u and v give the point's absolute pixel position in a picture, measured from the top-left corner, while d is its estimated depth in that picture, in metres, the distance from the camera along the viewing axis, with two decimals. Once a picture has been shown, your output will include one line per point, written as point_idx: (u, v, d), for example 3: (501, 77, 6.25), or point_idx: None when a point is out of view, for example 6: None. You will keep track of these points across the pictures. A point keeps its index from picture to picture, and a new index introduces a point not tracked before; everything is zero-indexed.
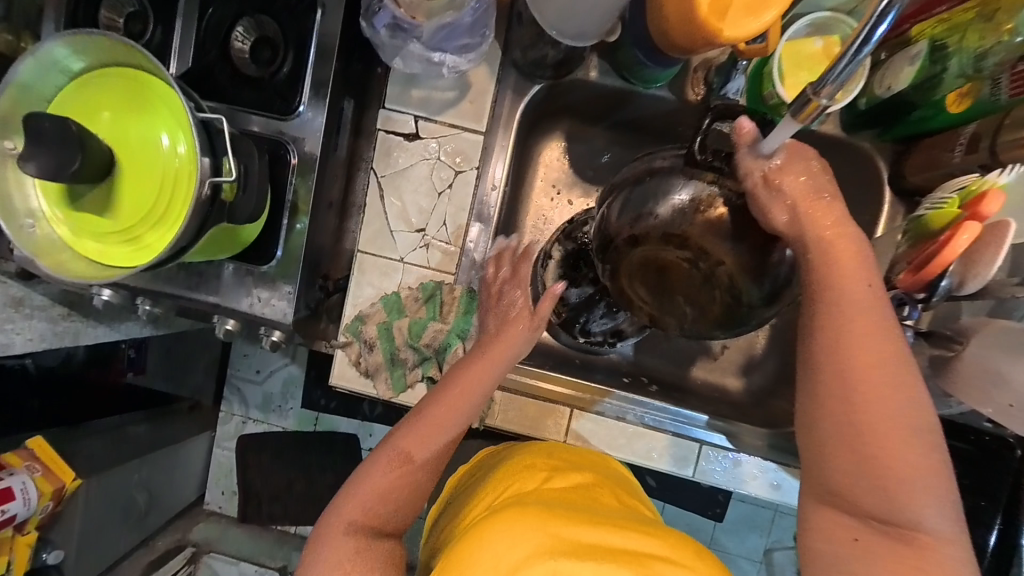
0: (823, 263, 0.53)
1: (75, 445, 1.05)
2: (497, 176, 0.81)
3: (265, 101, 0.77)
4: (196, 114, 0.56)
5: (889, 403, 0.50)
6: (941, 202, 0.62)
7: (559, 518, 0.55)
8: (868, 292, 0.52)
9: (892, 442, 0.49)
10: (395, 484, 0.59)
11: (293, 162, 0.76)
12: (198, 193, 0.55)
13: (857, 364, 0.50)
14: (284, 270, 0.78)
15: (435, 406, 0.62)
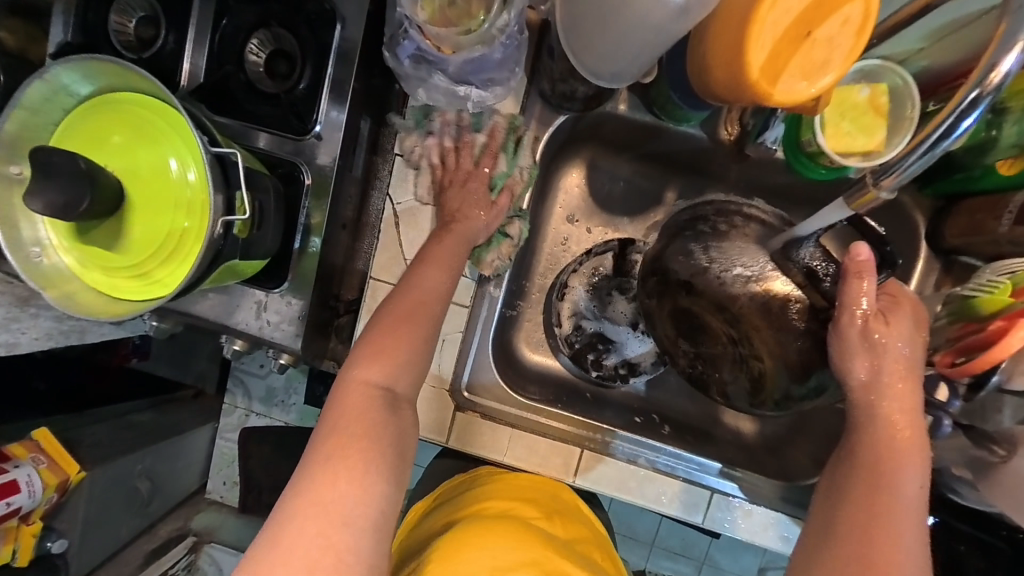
0: (874, 439, 0.54)
1: (81, 433, 1.07)
2: (525, 192, 0.79)
3: (280, 119, 0.74)
4: (208, 148, 0.54)
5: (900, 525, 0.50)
6: (992, 284, 0.58)
7: (556, 554, 0.61)
8: (916, 484, 0.52)
9: None
10: (354, 408, 0.55)
11: (307, 183, 0.74)
12: (211, 233, 0.53)
13: (874, 536, 0.51)
14: (295, 294, 0.76)
15: (383, 333, 0.59)
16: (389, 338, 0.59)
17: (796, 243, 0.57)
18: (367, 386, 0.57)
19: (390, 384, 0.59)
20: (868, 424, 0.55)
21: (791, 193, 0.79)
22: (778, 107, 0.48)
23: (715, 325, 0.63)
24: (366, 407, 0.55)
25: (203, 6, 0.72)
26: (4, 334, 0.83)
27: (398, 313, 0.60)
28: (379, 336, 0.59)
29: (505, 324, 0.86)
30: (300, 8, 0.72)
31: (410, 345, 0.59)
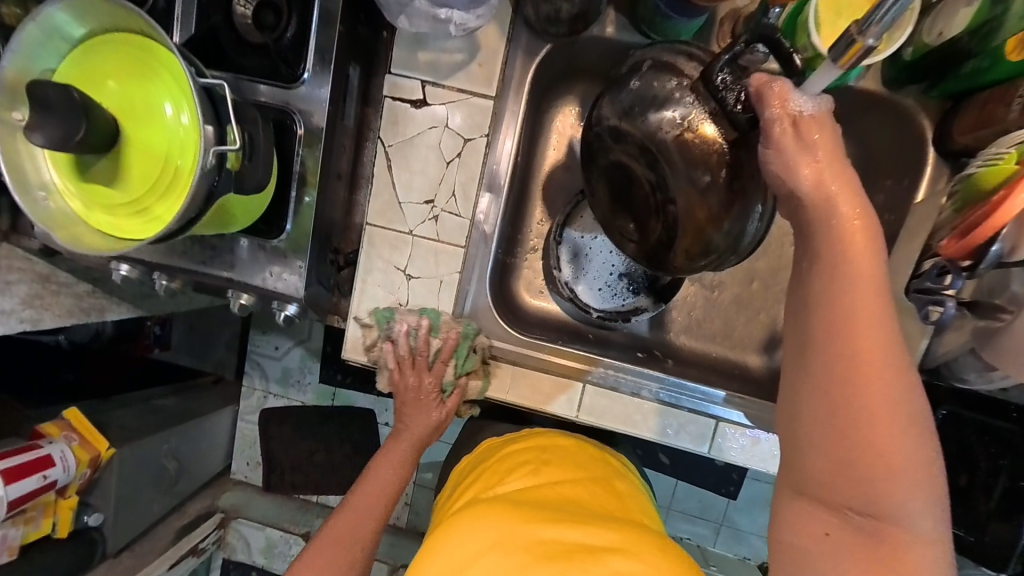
0: (834, 246, 0.48)
1: (111, 416, 1.13)
2: (508, 149, 0.78)
3: (270, 68, 0.75)
4: (197, 79, 0.54)
5: (885, 404, 0.45)
6: (998, 157, 0.56)
7: (524, 517, 0.61)
8: (882, 291, 0.46)
9: (887, 438, 0.45)
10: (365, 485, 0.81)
11: (299, 133, 0.74)
12: (203, 162, 0.54)
13: (859, 350, 0.46)
14: (296, 245, 0.77)
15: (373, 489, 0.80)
16: (371, 490, 0.80)
17: (716, 70, 0.53)
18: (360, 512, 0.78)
19: (378, 496, 0.80)
20: (813, 324, 0.48)
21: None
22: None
23: (641, 174, 0.64)
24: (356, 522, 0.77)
25: None
26: (29, 310, 0.84)
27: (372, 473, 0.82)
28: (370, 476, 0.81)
29: (500, 274, 0.85)
30: None
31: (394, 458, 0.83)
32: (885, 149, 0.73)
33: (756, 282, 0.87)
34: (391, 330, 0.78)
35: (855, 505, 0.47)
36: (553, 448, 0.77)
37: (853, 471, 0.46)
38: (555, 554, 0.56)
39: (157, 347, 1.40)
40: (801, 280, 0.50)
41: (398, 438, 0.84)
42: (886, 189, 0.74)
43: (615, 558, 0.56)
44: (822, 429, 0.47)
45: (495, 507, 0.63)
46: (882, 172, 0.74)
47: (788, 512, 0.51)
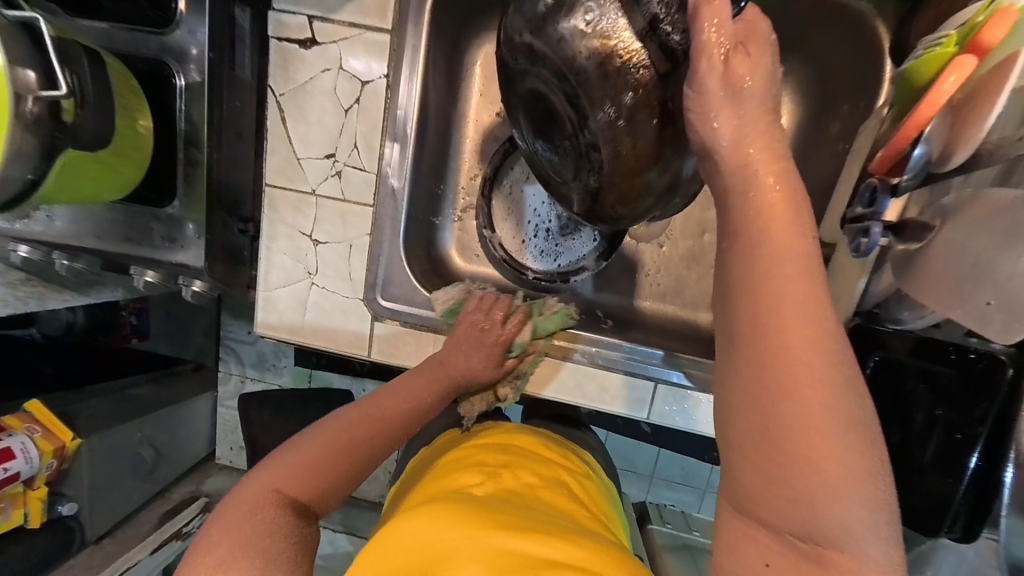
0: (744, 209, 0.38)
1: (80, 406, 0.98)
2: (408, 93, 0.67)
3: (139, 14, 0.66)
4: (2, 11, 0.46)
5: (823, 403, 0.33)
6: (938, 42, 0.48)
7: (490, 519, 0.47)
8: (808, 256, 0.36)
9: (823, 443, 0.33)
10: (250, 503, 0.47)
11: (180, 85, 0.67)
12: (17, 112, 0.46)
13: (782, 329, 0.34)
14: (191, 211, 0.71)
15: (321, 434, 0.54)
16: (380, 411, 0.59)
17: None
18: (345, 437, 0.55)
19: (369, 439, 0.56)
20: (734, 308, 0.37)
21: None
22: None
23: (561, 110, 0.51)
24: (332, 451, 0.53)
25: None
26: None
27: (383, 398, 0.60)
28: (319, 435, 0.54)
29: (422, 237, 0.77)
30: None
31: (359, 443, 0.55)
32: (840, 70, 0.67)
33: (708, 233, 0.79)
34: (302, 299, 0.73)
35: (801, 530, 0.35)
36: (523, 448, 0.67)
37: (786, 496, 0.34)
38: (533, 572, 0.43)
39: (137, 336, 1.16)
40: (727, 247, 0.39)
41: (378, 404, 0.59)
42: (842, 115, 0.68)
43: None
44: (749, 437, 0.35)
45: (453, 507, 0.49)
46: (838, 98, 0.68)
47: (726, 533, 0.38)
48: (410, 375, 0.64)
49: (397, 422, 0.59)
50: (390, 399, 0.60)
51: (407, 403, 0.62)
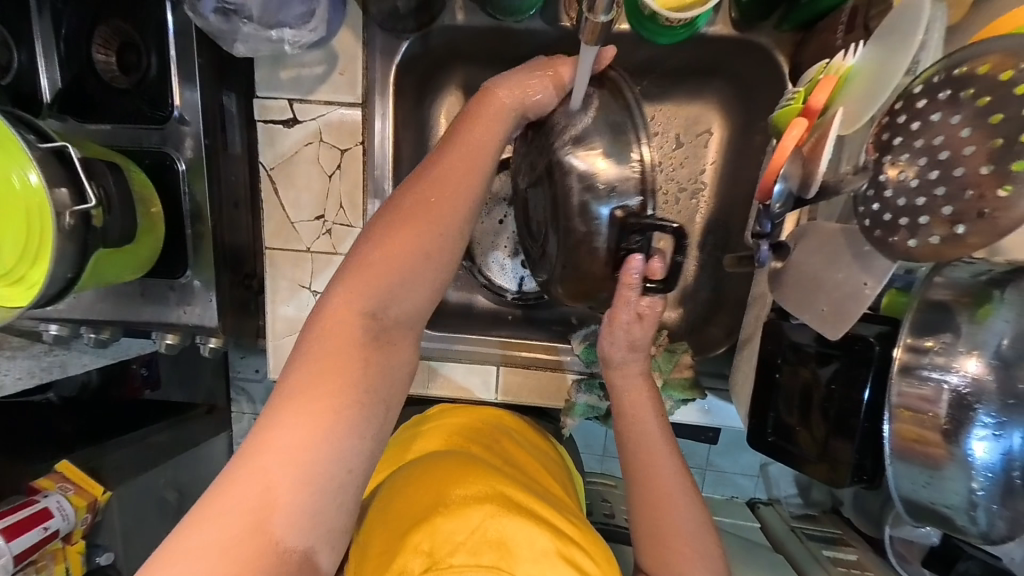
0: (624, 403, 0.64)
1: (103, 458, 1.02)
2: (382, 131, 0.77)
3: (137, 112, 0.74)
4: (36, 144, 0.55)
5: (676, 517, 0.59)
6: (790, 98, 0.54)
7: (504, 481, 0.57)
8: (656, 430, 0.62)
9: (683, 551, 0.58)
10: (336, 335, 0.47)
11: (181, 169, 0.75)
12: (58, 226, 0.56)
13: (647, 475, 0.61)
14: (203, 278, 0.80)
15: (392, 234, 0.49)
16: (385, 247, 0.49)
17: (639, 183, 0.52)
18: (343, 313, 0.48)
19: (378, 310, 0.49)
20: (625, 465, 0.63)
21: (648, 73, 0.78)
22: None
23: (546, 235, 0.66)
24: (340, 337, 0.47)
25: (41, 16, 0.71)
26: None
27: (398, 224, 0.50)
28: (393, 235, 0.49)
29: None
30: None
31: (424, 247, 0.50)
32: (758, 89, 0.75)
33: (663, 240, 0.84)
34: None
35: None
36: (515, 430, 0.74)
37: (667, 561, 0.58)
38: (534, 521, 0.51)
39: (149, 387, 1.15)
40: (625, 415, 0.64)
41: (436, 179, 0.51)
42: (764, 128, 0.77)
43: (580, 552, 0.51)
44: (649, 554, 0.60)
45: (476, 467, 0.58)
46: (759, 113, 0.77)
47: None
48: (462, 123, 0.53)
49: (407, 283, 0.49)
50: (441, 185, 0.51)
51: (483, 147, 0.53)
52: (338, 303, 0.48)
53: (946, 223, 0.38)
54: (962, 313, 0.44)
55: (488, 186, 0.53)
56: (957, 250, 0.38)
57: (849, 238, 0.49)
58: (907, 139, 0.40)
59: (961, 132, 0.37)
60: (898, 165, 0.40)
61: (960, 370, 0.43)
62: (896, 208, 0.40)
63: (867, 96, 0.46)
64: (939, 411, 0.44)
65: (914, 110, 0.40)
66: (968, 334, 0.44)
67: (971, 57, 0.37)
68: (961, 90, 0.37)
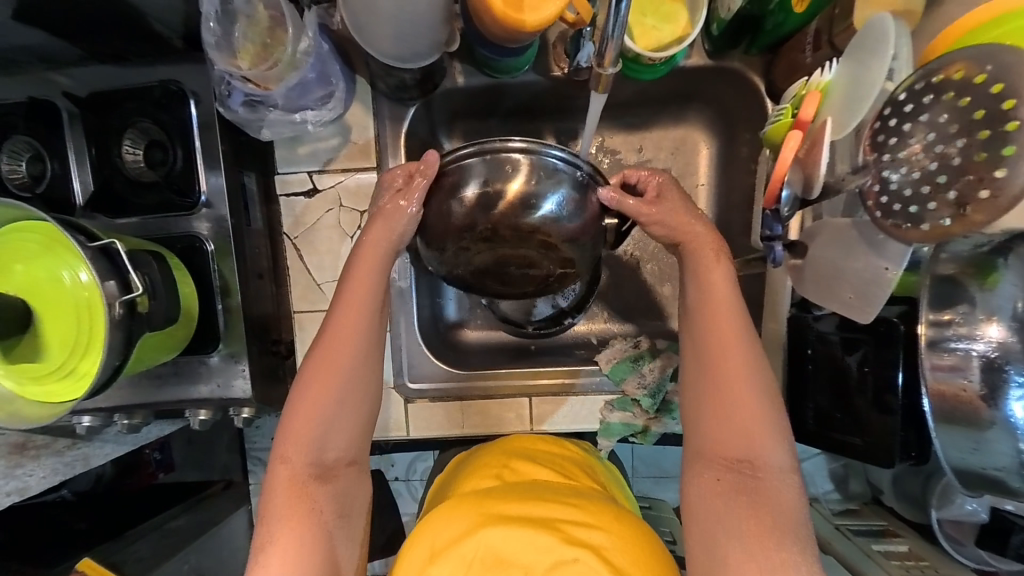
0: (691, 262, 0.65)
1: (128, 552, 0.94)
2: None
3: (165, 201, 0.79)
4: (87, 244, 0.58)
5: (735, 350, 0.59)
6: (779, 113, 0.60)
7: (493, 498, 0.57)
8: (725, 276, 0.63)
9: (733, 370, 0.58)
10: (290, 491, 0.59)
11: (210, 249, 0.79)
12: (109, 317, 0.58)
13: (707, 303, 0.62)
14: (235, 349, 0.82)
15: (309, 395, 0.61)
16: (310, 403, 0.61)
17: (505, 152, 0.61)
18: (291, 473, 0.59)
19: (317, 454, 0.60)
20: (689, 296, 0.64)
21: (630, 107, 0.86)
22: (535, 29, 0.58)
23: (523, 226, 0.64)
24: (292, 492, 0.58)
25: (73, 127, 0.78)
26: (12, 482, 0.79)
27: (311, 382, 0.61)
28: (305, 398, 0.61)
29: (432, 319, 0.89)
30: (149, 96, 0.77)
31: (336, 398, 0.61)
32: (737, 107, 0.81)
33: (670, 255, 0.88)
34: None
35: (737, 453, 0.57)
36: (536, 450, 0.71)
37: (721, 381, 0.58)
38: (533, 528, 0.52)
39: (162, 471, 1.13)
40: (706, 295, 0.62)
41: (336, 328, 0.63)
42: (747, 140, 0.81)
43: (576, 527, 0.53)
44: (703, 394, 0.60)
45: (464, 498, 0.58)
46: (740, 129, 0.82)
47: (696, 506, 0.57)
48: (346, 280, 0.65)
49: (334, 421, 0.61)
50: (334, 343, 0.63)
51: (370, 284, 0.65)
52: (285, 467, 0.59)
53: (951, 206, 0.42)
54: (972, 285, 0.47)
55: (381, 315, 0.65)
56: (963, 228, 0.42)
57: (860, 230, 0.52)
58: (901, 139, 0.45)
59: (949, 127, 0.42)
60: (898, 161, 0.45)
61: (984, 337, 0.46)
62: (903, 198, 0.45)
63: (847, 105, 0.52)
64: (970, 377, 0.46)
65: (903, 114, 0.45)
66: (983, 302, 0.47)
67: (943, 65, 0.42)
68: (939, 94, 0.42)
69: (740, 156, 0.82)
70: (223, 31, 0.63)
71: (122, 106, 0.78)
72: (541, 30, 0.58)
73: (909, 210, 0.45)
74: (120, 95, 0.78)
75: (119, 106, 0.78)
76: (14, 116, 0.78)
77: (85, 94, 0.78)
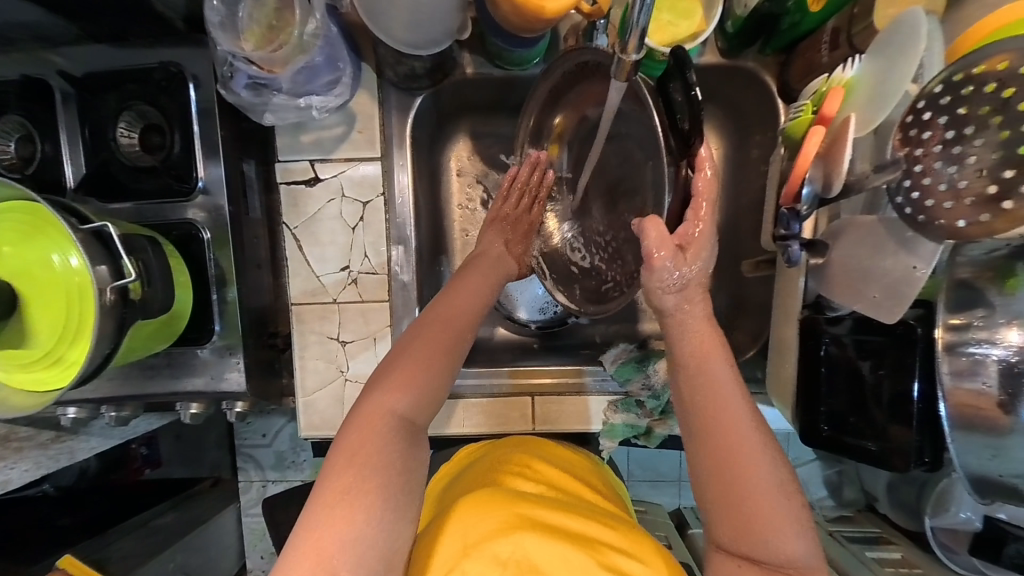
0: (682, 347, 0.56)
1: (108, 550, 0.91)
2: (401, 181, 0.80)
3: (164, 187, 0.76)
4: (78, 227, 0.56)
5: (751, 460, 0.50)
6: (799, 110, 0.59)
7: (526, 500, 0.53)
8: (724, 379, 0.53)
9: (752, 484, 0.49)
10: (370, 429, 0.51)
11: (207, 238, 0.77)
12: (100, 303, 0.56)
13: (708, 406, 0.52)
14: (230, 341, 0.79)
15: (420, 354, 0.56)
16: (415, 361, 0.56)
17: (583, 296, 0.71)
18: (384, 412, 0.52)
19: (410, 414, 0.54)
20: (688, 405, 0.54)
21: None
22: (556, 14, 0.57)
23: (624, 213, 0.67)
24: (379, 432, 0.51)
25: (67, 108, 0.76)
26: None
27: (423, 345, 0.57)
28: (412, 359, 0.56)
29: (434, 317, 0.87)
30: (150, 79, 0.75)
31: (442, 376, 0.57)
32: (748, 107, 0.80)
33: None
34: (339, 396, 0.81)
35: (763, 560, 0.49)
36: (543, 450, 0.68)
37: (737, 492, 0.49)
38: (574, 544, 0.49)
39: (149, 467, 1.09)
40: (725, 388, 0.53)
41: (452, 309, 0.61)
42: (758, 142, 0.80)
43: (619, 554, 0.50)
44: (718, 501, 0.50)
45: (498, 491, 0.54)
46: (750, 129, 0.81)
47: None
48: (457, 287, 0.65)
49: (438, 388, 0.56)
50: (451, 322, 0.60)
51: (480, 294, 0.66)
52: (375, 403, 0.53)
53: (995, 201, 0.42)
54: (991, 289, 0.47)
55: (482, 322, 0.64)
56: (1008, 223, 0.43)
57: (888, 228, 0.51)
58: (936, 133, 0.45)
59: (988, 118, 0.42)
60: (934, 155, 0.45)
61: (1004, 341, 0.45)
62: (937, 195, 0.45)
63: (874, 102, 0.51)
64: (987, 383, 0.46)
65: (939, 106, 0.44)
66: (1002, 306, 0.46)
67: (983, 57, 0.42)
68: (978, 86, 0.42)
69: (751, 158, 0.81)
70: (228, 11, 0.62)
71: (121, 88, 0.76)
72: (561, 16, 0.57)
73: (944, 206, 0.45)
74: (118, 77, 0.76)
75: (117, 88, 0.76)
76: (5, 95, 0.75)
77: (81, 74, 0.75)
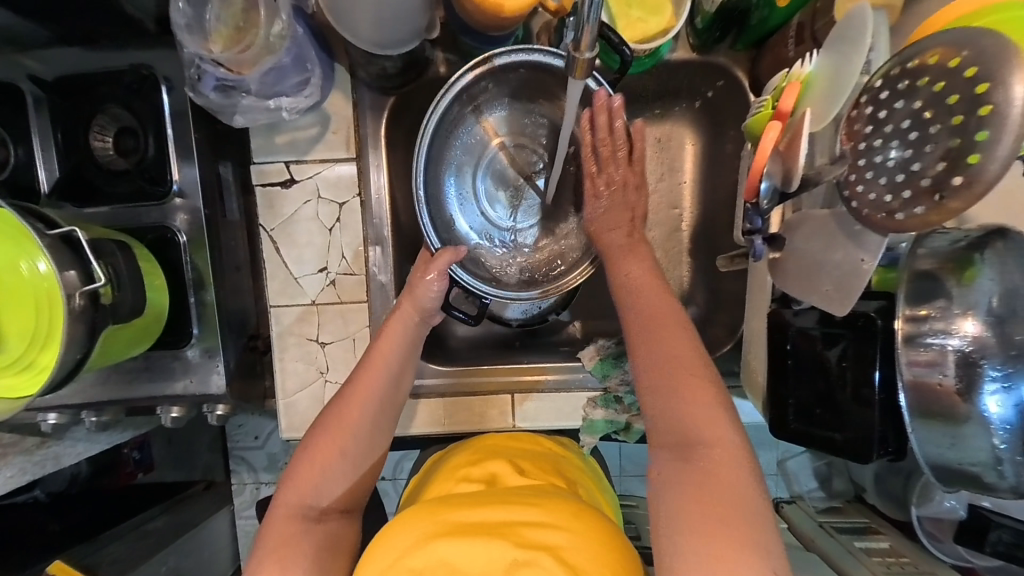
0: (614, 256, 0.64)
1: (100, 555, 0.87)
2: (378, 181, 0.80)
3: (138, 191, 0.76)
4: (45, 232, 0.56)
5: (677, 345, 0.55)
6: (761, 105, 0.60)
7: (451, 504, 0.53)
8: (655, 282, 0.60)
9: (678, 367, 0.54)
10: (284, 530, 0.56)
11: (183, 241, 0.76)
12: (69, 308, 0.56)
13: (640, 303, 0.59)
14: (209, 344, 0.79)
15: (324, 439, 0.60)
16: (319, 452, 0.60)
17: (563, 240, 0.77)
18: (296, 507, 0.57)
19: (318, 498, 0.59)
20: (624, 304, 0.60)
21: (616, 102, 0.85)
22: (515, 13, 0.57)
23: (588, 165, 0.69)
24: (289, 526, 0.56)
25: (39, 113, 0.75)
26: None
27: (326, 433, 0.60)
28: (315, 450, 0.60)
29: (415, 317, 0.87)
30: (121, 82, 0.75)
31: (349, 447, 0.61)
32: (721, 102, 0.80)
33: (655, 250, 0.88)
34: (319, 397, 0.81)
35: (687, 444, 0.50)
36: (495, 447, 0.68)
37: (662, 376, 0.54)
38: (487, 535, 0.48)
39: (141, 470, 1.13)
40: (654, 293, 0.59)
41: (355, 386, 0.63)
42: (733, 136, 0.81)
43: (534, 528, 0.49)
44: (650, 388, 0.54)
45: (427, 502, 0.55)
46: (724, 124, 0.82)
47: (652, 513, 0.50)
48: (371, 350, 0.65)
49: (348, 472, 0.61)
50: (354, 404, 0.62)
51: (387, 354, 0.65)
52: (288, 499, 0.58)
53: (929, 194, 0.43)
54: (950, 280, 0.47)
55: (396, 390, 0.65)
56: (942, 216, 0.43)
57: (839, 221, 0.52)
58: (877, 127, 0.45)
59: (923, 112, 0.42)
60: (874, 149, 0.46)
61: (960, 332, 0.46)
62: (880, 188, 0.46)
63: (829, 96, 0.51)
64: (945, 373, 0.46)
65: (880, 101, 0.45)
66: (960, 296, 0.47)
67: (919, 52, 0.43)
68: (915, 80, 0.43)
69: (726, 153, 0.82)
70: (194, 13, 0.62)
71: (93, 91, 0.75)
72: (520, 15, 0.57)
73: (886, 199, 0.46)
74: (89, 80, 0.75)
75: (89, 91, 0.75)
76: None
77: (53, 78, 0.75)
